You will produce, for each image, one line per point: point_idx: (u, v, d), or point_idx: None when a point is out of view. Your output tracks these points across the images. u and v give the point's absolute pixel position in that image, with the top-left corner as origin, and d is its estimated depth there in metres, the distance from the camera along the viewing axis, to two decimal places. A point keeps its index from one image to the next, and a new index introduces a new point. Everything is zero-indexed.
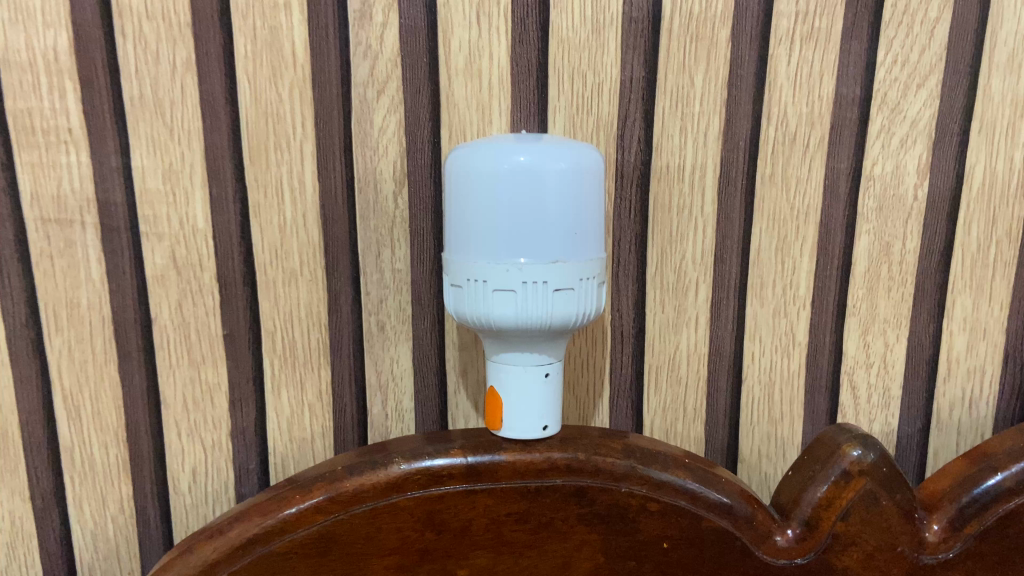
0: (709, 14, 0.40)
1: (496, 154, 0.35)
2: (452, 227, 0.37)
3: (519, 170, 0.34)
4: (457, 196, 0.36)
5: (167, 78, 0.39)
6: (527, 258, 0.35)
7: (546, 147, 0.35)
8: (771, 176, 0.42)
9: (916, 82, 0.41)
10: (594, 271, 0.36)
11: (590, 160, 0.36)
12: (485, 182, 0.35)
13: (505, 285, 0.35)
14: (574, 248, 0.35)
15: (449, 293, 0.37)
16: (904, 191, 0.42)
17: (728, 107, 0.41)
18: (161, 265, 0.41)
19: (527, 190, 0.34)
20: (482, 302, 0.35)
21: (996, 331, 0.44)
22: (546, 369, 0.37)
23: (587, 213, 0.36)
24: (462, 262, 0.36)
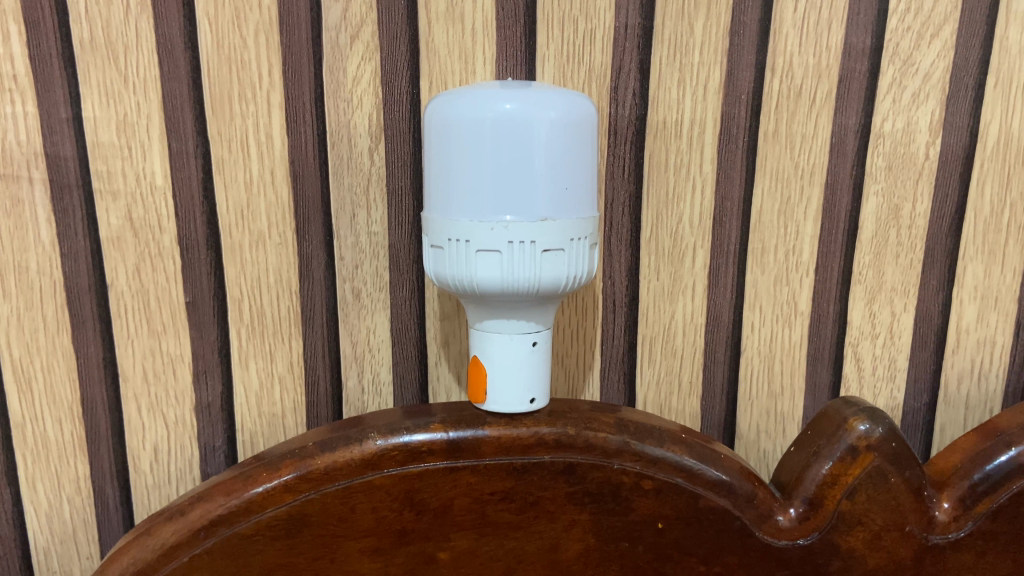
0: None
1: (480, 101, 0.32)
2: (431, 182, 0.34)
3: (505, 118, 0.31)
4: (438, 148, 0.33)
5: (120, 19, 0.36)
6: (514, 215, 0.32)
7: (535, 94, 0.32)
8: (774, 134, 0.39)
9: (930, 32, 0.38)
10: (585, 230, 0.33)
11: (583, 110, 0.33)
12: (469, 132, 0.32)
13: (489, 246, 0.32)
14: (564, 205, 0.33)
15: (428, 255, 0.34)
16: (915, 149, 0.39)
17: (729, 57, 0.38)
18: (117, 226, 0.38)
19: (513, 141, 0.31)
20: (464, 264, 0.33)
21: (1007, 300, 0.42)
22: (534, 338, 0.34)
23: (579, 167, 0.33)
24: (442, 221, 0.33)
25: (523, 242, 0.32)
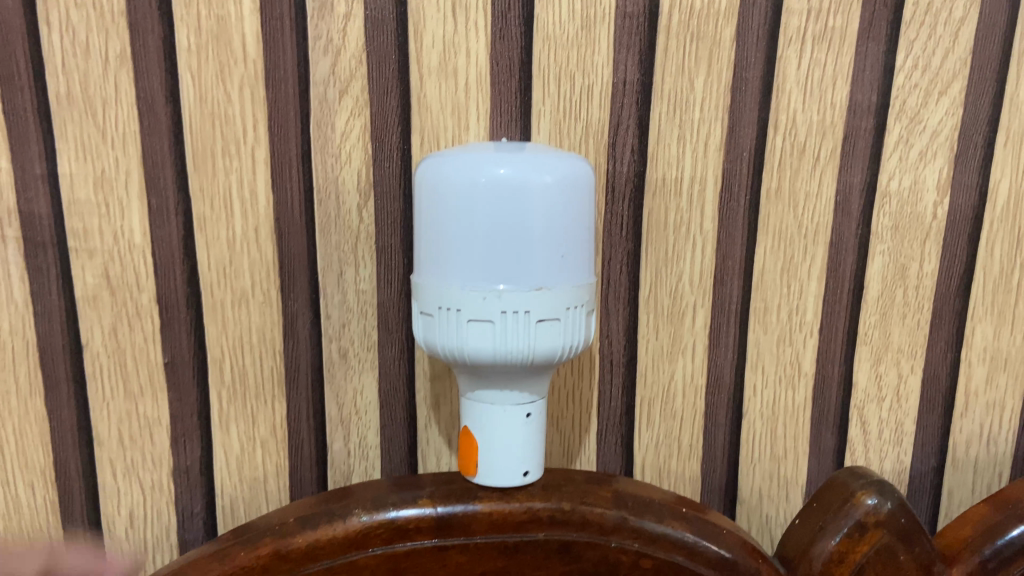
0: (711, 11, 0.36)
1: (472, 165, 0.30)
2: (421, 244, 0.32)
3: (498, 183, 0.30)
4: (428, 209, 0.32)
5: (99, 73, 0.34)
6: (507, 284, 0.30)
7: (530, 157, 0.30)
8: (776, 192, 0.38)
9: (938, 89, 0.37)
10: (581, 298, 0.32)
11: (581, 173, 0.32)
12: (461, 195, 0.30)
13: (482, 315, 0.30)
14: (560, 273, 0.31)
15: (417, 320, 0.33)
16: (922, 208, 0.38)
17: (731, 114, 0.37)
18: (94, 285, 0.37)
19: (507, 207, 0.30)
20: (455, 334, 0.31)
21: (1017, 362, 0.40)
22: (528, 409, 0.33)
23: (576, 233, 0.31)
24: (432, 287, 0.31)
25: (517, 312, 0.30)
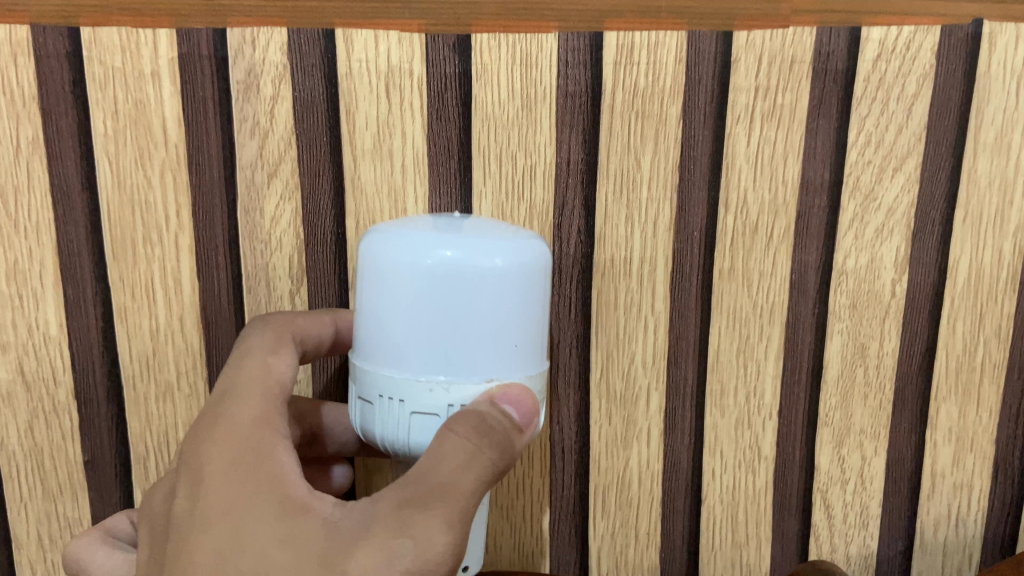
0: (657, 89, 0.34)
1: (415, 247, 0.28)
2: (360, 326, 0.30)
3: (444, 266, 0.27)
4: (368, 290, 0.29)
5: (10, 160, 0.32)
6: (453, 376, 0.28)
7: (480, 238, 0.28)
8: (729, 272, 0.36)
9: (892, 166, 0.35)
10: (532, 387, 0.29)
11: (533, 254, 0.29)
12: (403, 278, 0.28)
13: (427, 407, 0.28)
14: (511, 362, 0.28)
15: (357, 406, 0.30)
16: (880, 286, 0.37)
17: (680, 194, 0.35)
18: (8, 380, 0.34)
19: (453, 293, 0.27)
20: (396, 425, 0.28)
21: (984, 442, 0.39)
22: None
23: (529, 319, 0.29)
24: (371, 374, 0.29)
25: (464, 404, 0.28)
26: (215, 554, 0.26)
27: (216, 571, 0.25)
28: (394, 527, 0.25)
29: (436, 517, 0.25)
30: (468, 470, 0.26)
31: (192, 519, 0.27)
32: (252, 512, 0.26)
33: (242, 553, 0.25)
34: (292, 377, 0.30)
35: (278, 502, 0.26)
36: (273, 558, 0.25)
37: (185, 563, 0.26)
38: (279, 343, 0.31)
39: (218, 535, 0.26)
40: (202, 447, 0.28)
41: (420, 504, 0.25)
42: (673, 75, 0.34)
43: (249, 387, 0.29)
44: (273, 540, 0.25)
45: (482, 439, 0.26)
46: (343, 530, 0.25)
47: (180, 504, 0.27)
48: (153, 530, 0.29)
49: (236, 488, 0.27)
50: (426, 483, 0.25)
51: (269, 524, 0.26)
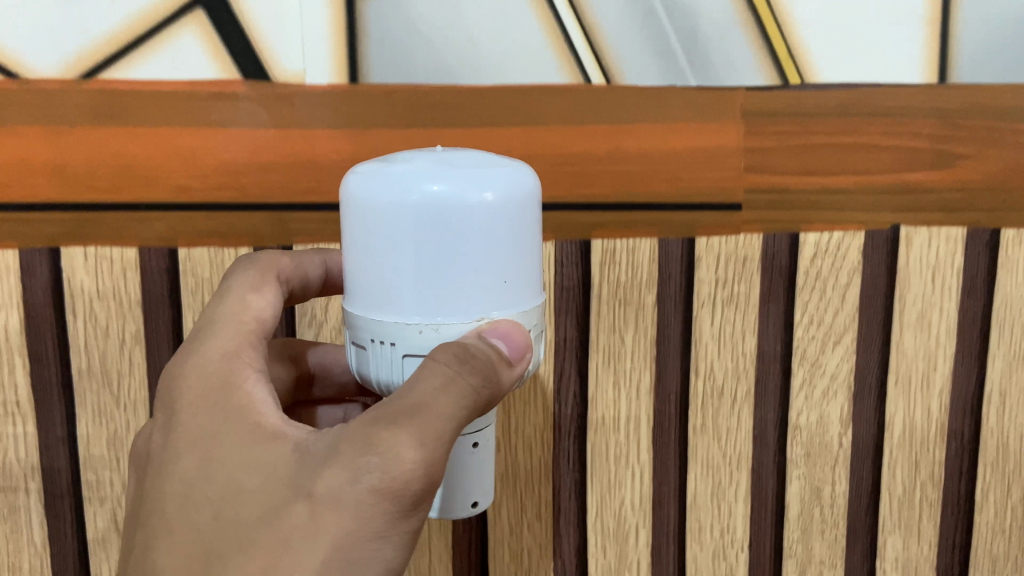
0: (635, 281, 0.42)
1: (401, 182, 0.27)
2: (350, 269, 0.30)
3: (430, 202, 0.27)
4: (355, 235, 0.29)
5: (116, 350, 0.40)
6: (444, 313, 0.28)
7: (465, 172, 0.28)
8: (702, 427, 0.43)
9: (833, 340, 0.43)
10: (525, 323, 0.30)
11: (525, 188, 0.29)
12: (389, 218, 0.28)
13: (418, 346, 0.28)
14: (501, 298, 0.29)
15: (352, 351, 0.31)
16: (829, 439, 0.44)
17: (658, 363, 0.43)
18: (104, 527, 0.41)
19: (441, 230, 0.27)
20: (390, 367, 0.29)
21: (926, 570, 0.45)
22: (473, 438, 0.32)
23: (521, 251, 0.29)
24: (364, 318, 0.29)
25: (457, 337, 0.28)
26: (187, 482, 0.29)
27: (188, 498, 0.29)
28: (362, 444, 0.26)
29: (405, 432, 0.26)
30: (444, 393, 0.27)
31: (167, 450, 0.30)
32: (221, 442, 0.29)
33: (211, 482, 0.28)
34: (271, 312, 0.34)
35: (248, 429, 0.29)
36: (239, 483, 0.28)
37: (160, 493, 0.29)
38: (263, 281, 0.34)
39: (189, 465, 0.29)
40: (180, 380, 0.31)
41: (385, 421, 0.26)
42: (648, 270, 0.42)
43: (229, 333, 0.32)
44: (239, 466, 0.28)
45: (462, 366, 0.27)
46: (308, 452, 0.27)
47: (160, 439, 0.31)
48: (140, 467, 0.32)
49: (209, 418, 0.30)
50: (403, 404, 0.26)
51: (237, 450, 0.28)
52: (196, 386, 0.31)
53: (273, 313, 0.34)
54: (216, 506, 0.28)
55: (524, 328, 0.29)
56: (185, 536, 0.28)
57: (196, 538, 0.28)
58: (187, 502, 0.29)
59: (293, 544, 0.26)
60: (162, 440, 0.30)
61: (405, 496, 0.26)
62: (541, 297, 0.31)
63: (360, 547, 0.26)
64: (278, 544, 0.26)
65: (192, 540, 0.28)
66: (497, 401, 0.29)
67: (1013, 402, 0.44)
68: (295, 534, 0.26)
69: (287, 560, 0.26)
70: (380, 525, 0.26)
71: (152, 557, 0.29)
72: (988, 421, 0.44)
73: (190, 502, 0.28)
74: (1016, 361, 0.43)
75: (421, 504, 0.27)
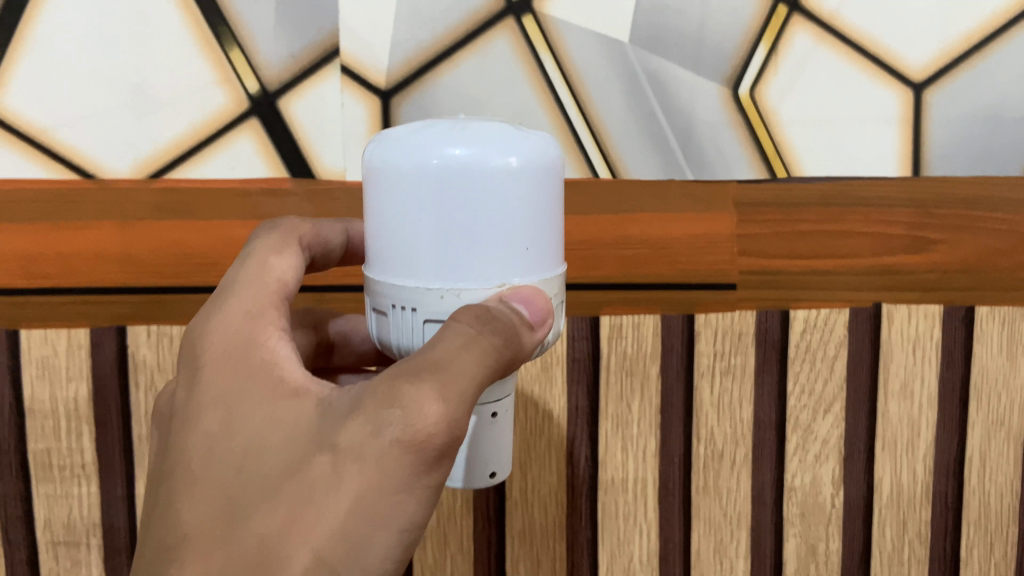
0: (640, 353, 0.46)
1: (422, 145, 0.27)
2: (370, 236, 0.30)
3: (451, 166, 0.27)
4: (374, 200, 0.29)
5: None
6: (464, 281, 0.28)
7: (487, 138, 0.28)
8: (704, 488, 0.47)
9: (824, 407, 0.46)
10: (548, 290, 0.30)
11: (548, 156, 0.29)
12: (408, 182, 0.28)
13: (437, 314, 0.28)
14: (522, 265, 0.29)
15: (373, 318, 0.31)
16: (822, 499, 0.47)
17: (662, 429, 0.46)
18: None
19: (461, 194, 0.27)
20: (411, 333, 0.29)
21: None
22: (492, 410, 0.33)
23: (543, 218, 0.29)
24: (384, 285, 0.29)
25: (477, 302, 0.28)
26: (211, 436, 0.29)
27: (211, 453, 0.29)
28: (385, 399, 0.27)
29: (428, 387, 0.27)
30: (467, 351, 0.27)
31: (190, 406, 0.30)
32: (245, 397, 0.29)
33: (234, 436, 0.29)
34: (293, 277, 0.34)
35: (272, 388, 0.29)
36: (263, 436, 0.28)
37: (183, 448, 0.29)
38: (283, 245, 0.35)
39: (212, 421, 0.29)
40: (204, 338, 0.31)
41: (410, 376, 0.27)
42: (652, 343, 0.46)
43: (252, 293, 0.32)
44: (265, 424, 0.28)
45: (484, 326, 0.27)
46: (332, 407, 0.28)
47: (182, 397, 0.31)
48: (161, 425, 0.32)
49: (233, 377, 0.30)
50: (425, 360, 0.27)
51: (262, 406, 0.29)
52: (220, 345, 0.31)
53: (294, 277, 0.34)
54: (239, 461, 0.28)
55: (545, 294, 0.29)
56: (207, 490, 0.28)
57: (219, 492, 0.28)
58: (208, 458, 0.29)
59: (317, 497, 0.26)
60: (184, 398, 0.30)
61: (428, 450, 0.27)
62: (562, 266, 0.31)
63: (383, 499, 0.27)
64: (302, 497, 0.27)
65: (213, 493, 0.28)
66: (517, 365, 0.29)
67: (993, 464, 0.47)
68: (319, 487, 0.26)
69: (309, 513, 0.26)
70: (402, 478, 0.27)
71: (172, 513, 0.28)
72: (970, 482, 0.47)
73: (212, 457, 0.29)
74: (994, 427, 0.47)
75: (444, 459, 0.27)
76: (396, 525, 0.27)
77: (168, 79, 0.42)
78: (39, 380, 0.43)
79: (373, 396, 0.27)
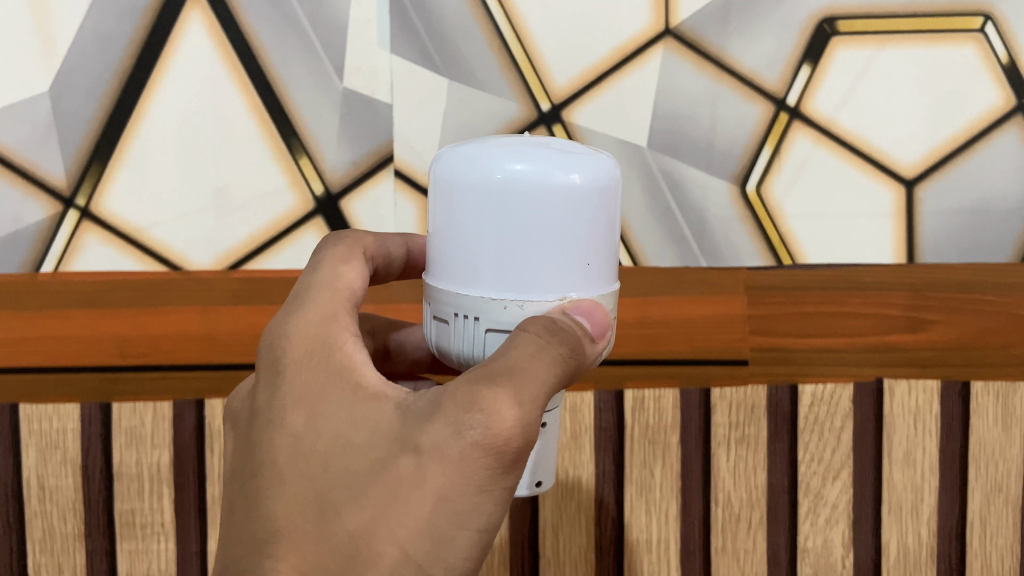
0: (661, 424, 0.50)
1: (488, 161, 0.29)
2: (434, 246, 0.32)
3: (515, 180, 0.29)
4: (441, 212, 0.31)
5: None
6: (527, 290, 0.29)
7: (550, 156, 0.29)
8: (722, 548, 0.51)
9: (832, 475, 0.50)
10: (604, 305, 0.31)
11: (609, 175, 0.31)
12: (475, 195, 0.29)
13: (500, 324, 0.30)
14: (580, 278, 0.30)
15: (432, 326, 0.32)
16: (833, 560, 0.51)
17: (683, 493, 0.51)
18: None
19: (526, 208, 0.29)
20: (472, 342, 0.31)
21: None
22: (546, 419, 0.34)
23: (602, 234, 0.31)
24: (448, 293, 0.31)
25: (539, 312, 0.30)
26: (296, 435, 0.30)
27: (298, 453, 0.29)
28: (464, 402, 0.27)
29: (503, 393, 0.27)
30: (538, 360, 0.28)
31: (273, 407, 0.31)
32: (328, 398, 0.30)
33: (319, 435, 0.29)
34: (360, 283, 0.36)
35: (351, 389, 0.30)
36: (346, 437, 0.29)
37: (268, 447, 0.30)
38: (350, 255, 0.37)
39: (298, 421, 0.30)
40: (282, 341, 0.32)
41: (487, 379, 0.28)
42: (672, 415, 0.50)
43: (325, 298, 0.34)
44: (347, 424, 0.29)
45: (552, 336, 0.28)
46: (411, 411, 0.29)
47: (264, 397, 0.31)
48: (238, 427, 0.33)
49: (314, 377, 0.31)
50: (498, 366, 0.28)
51: (344, 407, 0.30)
52: (298, 346, 0.32)
53: (361, 285, 0.36)
54: (324, 459, 0.29)
55: (603, 306, 0.31)
56: (296, 487, 0.29)
57: (309, 489, 0.28)
58: (295, 459, 0.29)
59: (404, 495, 0.27)
60: (267, 398, 0.31)
61: (505, 453, 0.28)
62: (616, 282, 0.32)
63: (465, 499, 0.28)
64: (389, 494, 0.28)
65: (303, 491, 0.28)
66: (578, 376, 0.31)
67: (993, 528, 0.51)
68: (404, 485, 0.27)
69: (397, 510, 0.27)
70: (482, 479, 0.28)
71: (260, 509, 0.29)
72: (972, 545, 0.51)
73: (299, 455, 0.29)
74: (993, 493, 0.51)
75: (519, 463, 0.28)
76: (475, 524, 0.28)
77: (251, 187, 0.49)
78: (127, 447, 0.49)
79: (453, 400, 0.28)
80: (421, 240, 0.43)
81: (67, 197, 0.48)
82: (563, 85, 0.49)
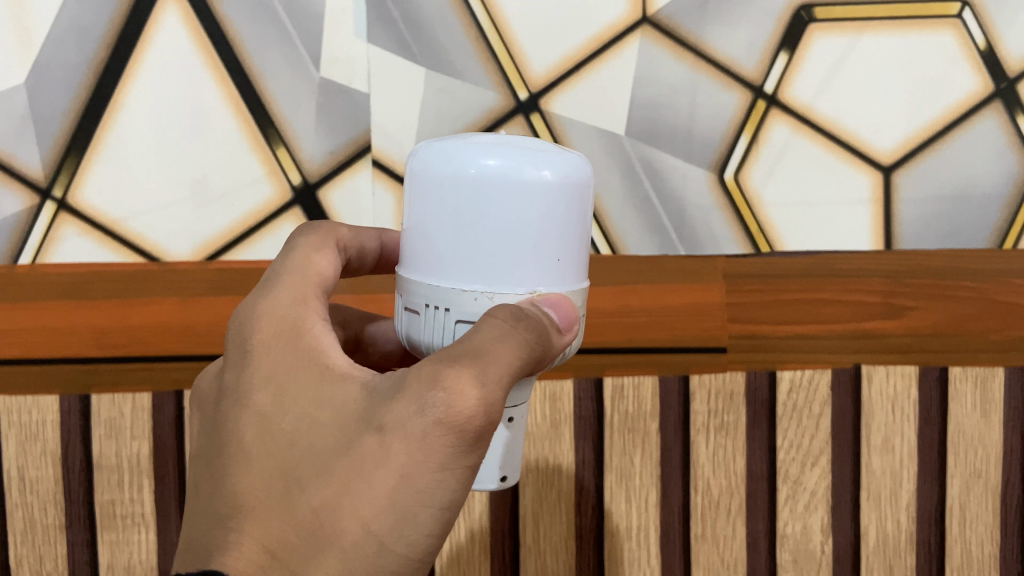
0: (640, 413, 0.50)
1: (461, 155, 0.29)
2: (407, 239, 0.32)
3: (488, 175, 0.29)
4: (415, 203, 0.31)
5: None
6: (497, 283, 0.29)
7: (523, 152, 0.29)
8: (701, 535, 0.51)
9: (812, 461, 0.50)
10: (574, 301, 0.32)
11: (582, 175, 0.31)
12: (448, 187, 0.29)
13: (469, 316, 0.30)
14: (551, 274, 0.30)
15: (403, 316, 0.32)
16: (813, 546, 0.51)
17: (662, 481, 0.51)
18: None
19: (498, 202, 0.29)
20: (441, 332, 0.31)
21: None
22: (510, 414, 0.33)
23: (574, 232, 0.31)
24: (418, 285, 0.31)
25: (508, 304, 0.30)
26: (263, 413, 0.30)
27: (265, 430, 0.30)
28: (427, 381, 0.27)
29: (466, 371, 0.27)
30: (502, 343, 0.28)
31: (240, 386, 0.31)
32: (295, 378, 0.30)
33: (286, 414, 0.29)
34: (331, 271, 0.36)
35: (319, 370, 0.30)
36: (312, 417, 0.29)
37: (234, 426, 0.30)
38: (324, 243, 0.37)
39: (264, 398, 0.30)
40: (249, 321, 0.32)
41: (450, 359, 0.28)
42: (651, 405, 0.50)
43: (295, 281, 0.34)
44: (313, 404, 0.29)
45: (518, 322, 0.28)
46: (377, 390, 0.29)
47: (232, 376, 0.31)
48: (207, 408, 0.33)
49: (281, 357, 0.31)
50: (463, 348, 0.28)
51: (310, 387, 0.30)
52: (267, 326, 0.32)
53: (333, 272, 0.36)
54: (290, 438, 0.29)
55: (572, 301, 0.31)
56: (263, 464, 0.29)
57: (274, 465, 0.29)
58: (261, 436, 0.29)
59: (366, 472, 0.27)
60: (234, 377, 0.31)
61: (467, 431, 0.27)
62: (586, 281, 0.33)
63: (426, 477, 0.28)
64: (352, 471, 0.28)
65: (269, 466, 0.29)
66: (541, 367, 0.31)
67: (972, 515, 0.51)
68: (367, 462, 0.28)
69: (358, 489, 0.27)
70: (444, 457, 0.28)
71: (227, 486, 0.29)
72: (952, 531, 0.51)
73: (266, 433, 0.29)
74: (972, 479, 0.51)
75: (481, 440, 0.28)
76: (437, 501, 0.28)
77: (228, 178, 0.49)
78: (107, 438, 0.49)
79: (419, 377, 0.28)
80: (394, 235, 0.43)
81: (44, 188, 0.48)
82: (540, 74, 0.49)
